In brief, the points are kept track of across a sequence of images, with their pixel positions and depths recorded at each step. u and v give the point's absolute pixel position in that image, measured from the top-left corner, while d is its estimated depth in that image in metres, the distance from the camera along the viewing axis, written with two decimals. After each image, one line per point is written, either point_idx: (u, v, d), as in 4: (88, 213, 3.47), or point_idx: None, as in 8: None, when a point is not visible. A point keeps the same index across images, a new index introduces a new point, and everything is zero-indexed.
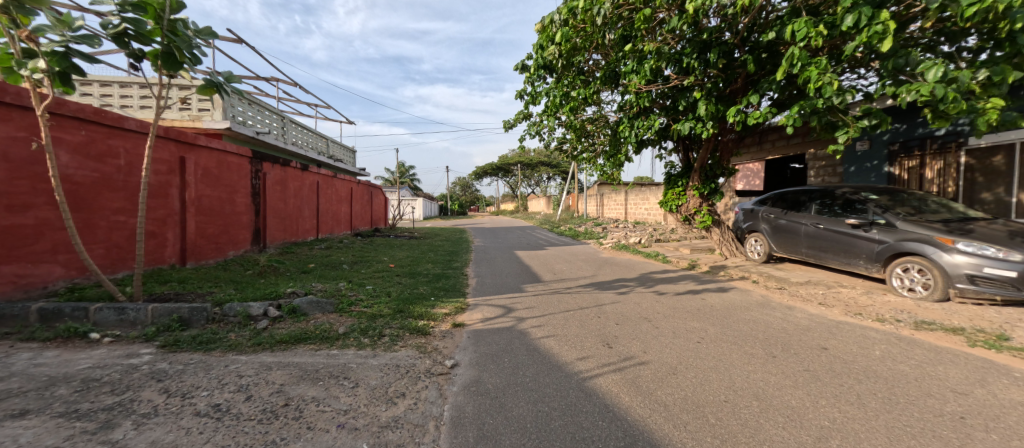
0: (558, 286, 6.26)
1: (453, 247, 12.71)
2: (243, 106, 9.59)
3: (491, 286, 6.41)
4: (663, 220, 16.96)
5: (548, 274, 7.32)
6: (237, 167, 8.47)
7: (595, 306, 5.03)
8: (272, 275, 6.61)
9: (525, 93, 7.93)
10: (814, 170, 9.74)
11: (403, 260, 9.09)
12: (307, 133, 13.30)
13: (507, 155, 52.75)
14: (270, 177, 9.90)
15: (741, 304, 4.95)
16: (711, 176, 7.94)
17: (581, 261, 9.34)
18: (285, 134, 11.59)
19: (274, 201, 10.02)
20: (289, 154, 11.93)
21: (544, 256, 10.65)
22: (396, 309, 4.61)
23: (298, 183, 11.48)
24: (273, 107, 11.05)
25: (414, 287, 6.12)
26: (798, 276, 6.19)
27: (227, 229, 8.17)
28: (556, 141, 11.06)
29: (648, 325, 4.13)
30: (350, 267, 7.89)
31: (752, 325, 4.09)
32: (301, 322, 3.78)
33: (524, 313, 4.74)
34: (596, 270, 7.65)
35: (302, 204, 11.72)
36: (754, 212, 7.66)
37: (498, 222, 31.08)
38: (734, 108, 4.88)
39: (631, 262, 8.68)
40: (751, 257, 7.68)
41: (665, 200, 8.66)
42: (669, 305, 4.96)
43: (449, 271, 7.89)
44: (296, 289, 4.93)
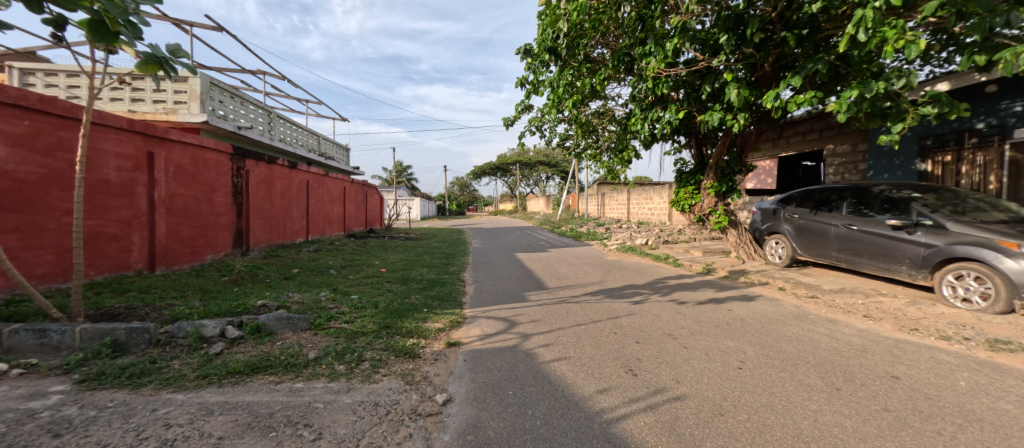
0: (565, 295, 5.66)
1: (450, 249, 12.10)
2: (225, 99, 8.97)
3: (490, 294, 5.80)
4: (668, 220, 16.38)
5: (553, 280, 6.72)
6: (216, 164, 7.86)
7: (608, 320, 4.42)
8: (248, 282, 6.00)
9: (526, 82, 7.38)
10: (834, 167, 9.16)
11: (396, 264, 8.48)
12: (297, 130, 12.68)
13: (505, 154, 52.14)
14: (255, 175, 9.28)
15: (775, 317, 4.35)
16: (728, 173, 7.33)
17: (586, 264, 8.73)
18: (273, 130, 10.96)
19: (258, 200, 9.39)
20: (277, 151, 11.31)
21: (546, 259, 10.02)
22: (381, 325, 4.00)
23: (287, 183, 10.86)
24: (259, 101, 10.42)
25: (406, 296, 5.50)
26: (830, 283, 5.59)
27: (204, 231, 7.54)
28: (559, 138, 10.49)
29: (675, 344, 3.53)
30: (337, 272, 7.28)
31: (796, 344, 3.49)
32: (264, 345, 3.17)
33: (529, 328, 4.14)
34: (603, 275, 7.05)
35: (291, 204, 11.09)
36: (775, 212, 7.08)
37: (497, 222, 30.46)
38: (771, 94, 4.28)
39: (641, 266, 8.08)
40: (771, 260, 7.10)
41: (676, 199, 8.08)
42: (692, 318, 4.37)
43: (445, 276, 7.28)
44: (268, 301, 4.30)
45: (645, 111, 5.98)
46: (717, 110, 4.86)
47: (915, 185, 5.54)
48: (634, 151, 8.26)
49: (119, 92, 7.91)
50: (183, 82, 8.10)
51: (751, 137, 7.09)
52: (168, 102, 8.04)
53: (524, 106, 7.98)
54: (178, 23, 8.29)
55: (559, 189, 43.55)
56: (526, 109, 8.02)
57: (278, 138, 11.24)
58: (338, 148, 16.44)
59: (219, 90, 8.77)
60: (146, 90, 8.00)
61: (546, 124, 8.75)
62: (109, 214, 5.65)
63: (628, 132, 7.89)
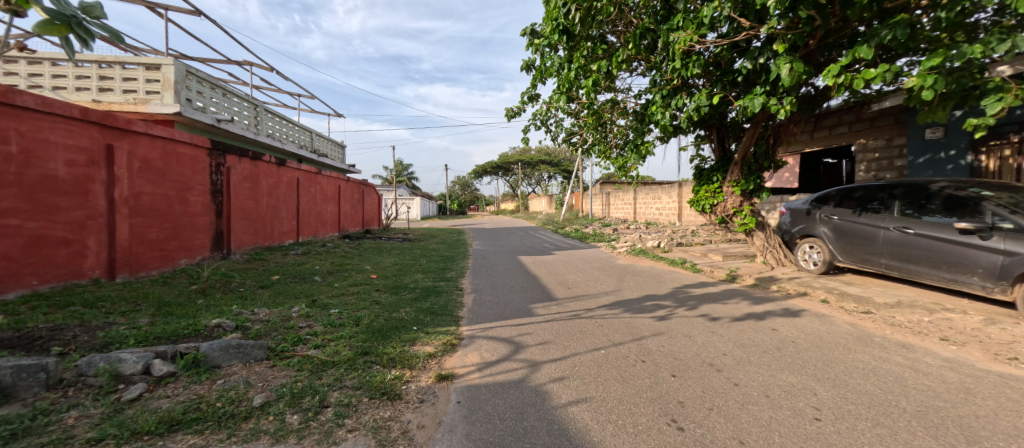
0: (576, 308, 4.94)
1: (450, 251, 11.39)
2: (205, 91, 8.30)
3: (490, 307, 5.09)
4: (678, 220, 15.63)
5: (561, 289, 6.01)
6: (190, 160, 7.18)
7: (631, 342, 3.70)
8: (218, 292, 5.31)
9: (531, 67, 6.78)
10: (866, 163, 8.42)
11: (388, 269, 7.77)
12: (288, 125, 12.00)
13: (507, 154, 51.44)
14: (237, 172, 8.58)
15: (831, 339, 3.64)
16: (755, 170, 6.60)
17: (596, 269, 8.01)
18: (260, 125, 10.29)
19: (240, 199, 8.69)
20: (265, 147, 10.63)
21: (552, 263, 9.30)
22: (359, 350, 3.30)
23: (275, 181, 10.18)
24: (245, 93, 9.75)
25: (394, 310, 4.79)
26: (883, 295, 4.85)
27: (176, 233, 6.85)
28: (565, 133, 9.82)
29: (722, 380, 2.82)
30: (322, 279, 6.58)
31: (876, 380, 2.78)
32: (199, 385, 2.46)
33: (537, 354, 3.43)
34: (618, 283, 6.34)
35: (279, 204, 10.41)
36: (809, 213, 6.35)
37: (498, 222, 29.74)
38: (834, 65, 3.47)
39: (656, 272, 7.36)
40: (805, 267, 6.36)
41: (696, 198, 7.35)
42: (732, 340, 3.65)
43: (441, 284, 6.58)
44: (224, 320, 3.60)
45: (667, 98, 5.30)
46: (758, 92, 4.17)
47: (982, 181, 4.81)
48: (648, 147, 7.51)
49: (86, 81, 7.24)
50: (157, 71, 7.43)
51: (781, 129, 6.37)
52: (139, 92, 7.35)
53: (529, 95, 7.30)
54: (152, 7, 7.60)
55: (562, 188, 42.82)
56: (531, 99, 7.33)
57: (266, 134, 10.55)
58: (333, 145, 15.76)
59: (198, 80, 8.10)
60: (115, 79, 7.33)
61: (555, 114, 8.18)
62: (58, 214, 4.97)
63: (643, 125, 7.17)
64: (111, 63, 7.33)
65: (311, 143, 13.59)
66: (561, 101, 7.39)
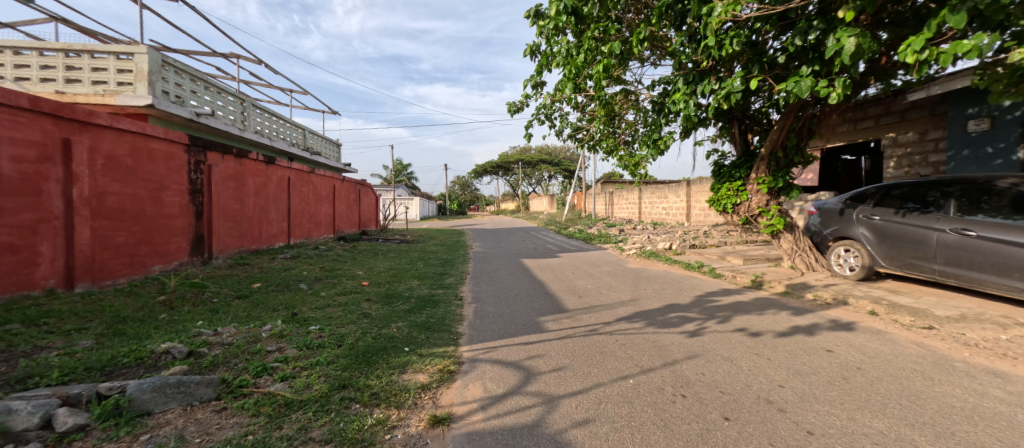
0: (592, 322, 4.35)
1: (449, 254, 10.78)
2: (184, 82, 7.72)
3: (494, 320, 4.49)
4: (686, 221, 15.01)
5: (572, 297, 5.42)
6: (164, 157, 6.59)
7: (664, 368, 3.10)
8: (189, 304, 4.73)
9: (536, 53, 6.22)
10: (895, 159, 7.84)
11: (382, 274, 7.19)
12: (278, 122, 11.41)
13: (507, 153, 50.84)
14: (219, 171, 7.98)
15: (904, 364, 3.04)
16: (784, 166, 6.01)
17: (607, 274, 7.41)
18: (247, 121, 9.71)
19: (222, 200, 8.08)
20: (253, 145, 10.03)
21: (558, 267, 8.70)
22: (336, 382, 2.71)
23: (263, 180, 9.62)
24: (230, 87, 9.15)
25: (384, 326, 4.19)
26: (941, 307, 4.26)
27: (148, 237, 6.25)
28: (571, 128, 9.28)
29: (792, 427, 2.21)
30: (308, 287, 6.00)
31: (987, 427, 2.19)
32: (114, 445, 1.86)
33: (552, 385, 2.82)
34: (634, 290, 5.74)
35: (268, 204, 9.83)
36: (845, 214, 5.75)
37: (498, 222, 29.03)
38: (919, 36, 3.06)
39: (674, 277, 6.75)
40: (840, 273, 5.76)
41: (716, 197, 6.75)
42: (785, 365, 3.05)
43: (440, 292, 5.98)
44: (175, 343, 3.00)
45: (691, 85, 4.74)
46: (804, 74, 3.62)
47: None
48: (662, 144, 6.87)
49: (51, 71, 6.64)
50: (129, 60, 6.83)
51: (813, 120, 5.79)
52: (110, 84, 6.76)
53: (534, 84, 6.71)
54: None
55: (563, 188, 42.19)
56: (536, 87, 6.75)
57: (254, 130, 9.96)
58: (326, 143, 15.15)
59: (175, 71, 7.52)
60: (84, 69, 6.72)
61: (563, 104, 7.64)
62: (3, 218, 4.39)
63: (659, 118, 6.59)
64: (79, 52, 6.72)
65: (303, 141, 12.99)
66: (569, 92, 6.81)
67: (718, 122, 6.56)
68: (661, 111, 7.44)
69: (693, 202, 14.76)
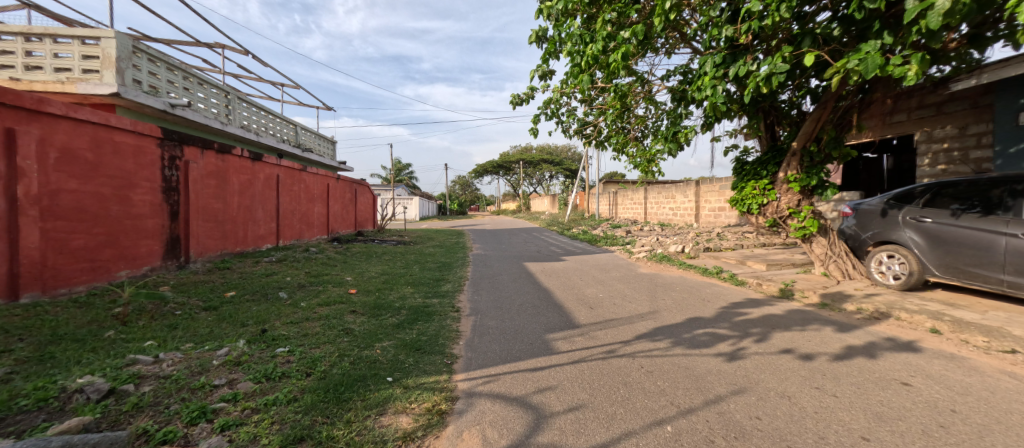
0: (608, 340, 3.72)
1: (447, 257, 10.17)
2: (159, 72, 7.15)
3: (495, 339, 3.87)
4: (695, 222, 14.37)
5: (582, 310, 4.80)
6: (133, 151, 5.99)
7: (708, 408, 2.48)
8: (144, 319, 4.11)
9: (542, 37, 5.62)
10: (930, 155, 7.22)
11: (373, 280, 6.60)
12: (266, 117, 10.80)
13: (508, 153, 50.21)
14: (198, 167, 7.37)
15: (1009, 406, 2.42)
16: (817, 162, 5.40)
17: (618, 280, 6.79)
18: (232, 115, 9.13)
19: (202, 199, 7.48)
20: (239, 140, 9.43)
21: (563, 271, 8.07)
22: (293, 433, 2.10)
23: (249, 178, 9.03)
24: (212, 79, 8.55)
25: (365, 346, 3.56)
26: (1018, 325, 3.64)
27: (113, 239, 5.66)
28: (579, 123, 8.72)
29: None
30: (289, 296, 5.40)
31: None
32: None
33: (569, 435, 2.21)
34: (651, 301, 5.11)
35: (254, 203, 9.26)
36: (889, 216, 5.13)
37: (499, 223, 28.37)
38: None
39: (693, 285, 6.12)
40: (883, 282, 5.13)
41: (739, 197, 6.13)
42: (859, 407, 2.44)
43: (434, 302, 5.37)
44: (97, 377, 2.39)
45: (723, 67, 4.32)
46: (872, 49, 3.17)
47: None
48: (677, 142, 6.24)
49: (10, 57, 6.04)
50: (96, 44, 6.24)
51: (851, 110, 5.19)
52: (75, 72, 6.14)
53: (542, 74, 6.11)
54: None
55: (564, 188, 41.55)
56: (543, 78, 6.15)
57: (240, 126, 9.39)
58: (320, 141, 14.58)
59: (148, 59, 6.95)
60: (46, 55, 6.11)
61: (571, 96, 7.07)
62: None
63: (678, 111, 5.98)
64: (41, 36, 6.11)
65: (295, 137, 12.42)
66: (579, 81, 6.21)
67: (742, 117, 5.86)
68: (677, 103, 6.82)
69: (703, 202, 14.11)
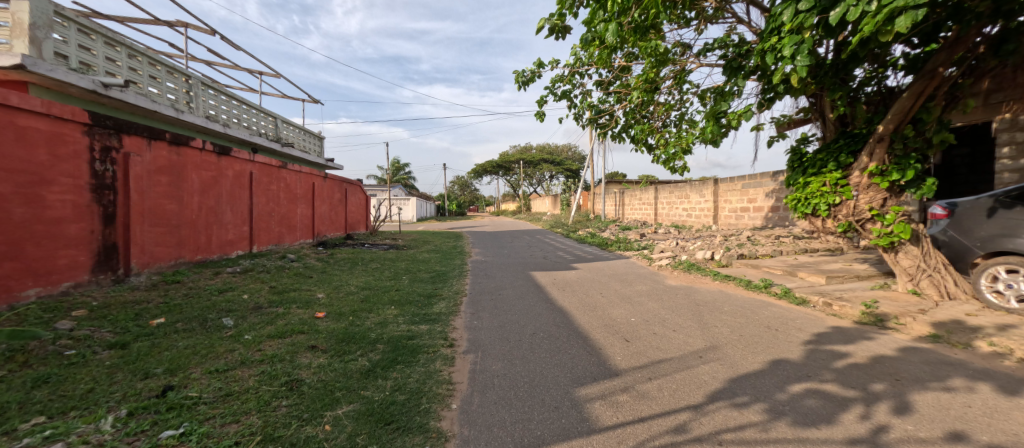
0: (671, 407, 2.55)
1: (443, 264, 8.98)
2: (95, 46, 5.96)
3: (504, 398, 2.69)
4: (714, 223, 13.19)
5: (617, 345, 3.64)
6: (44, 139, 4.79)
7: None
8: (9, 366, 2.93)
9: None
10: (1016, 146, 6.06)
11: (349, 298, 5.39)
12: (239, 107, 9.60)
13: (507, 153, 49.06)
14: (144, 162, 6.17)
15: None
16: (910, 149, 4.23)
17: (648, 297, 5.61)
18: (194, 102, 7.94)
19: (150, 198, 6.29)
20: (204, 132, 8.22)
21: (578, 283, 6.88)
22: None
23: (214, 175, 7.86)
24: (168, 60, 7.36)
25: (309, 418, 2.38)
26: None
27: (15, 248, 4.47)
28: (593, 108, 7.64)
29: None
30: (236, 323, 4.22)
31: None
32: None
33: None
34: (703, 331, 3.94)
35: (221, 204, 8.07)
36: (1007, 220, 3.96)
37: (499, 225, 27.17)
38: None
39: (744, 306, 4.94)
40: (1002, 305, 3.95)
41: (800, 196, 4.95)
42: None
43: (421, 331, 4.16)
44: None
45: (815, 13, 3.17)
46: None
47: None
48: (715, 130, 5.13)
49: None
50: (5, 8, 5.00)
51: (959, 83, 4.02)
52: None
53: (554, 28, 4.96)
54: None
55: (566, 187, 40.07)
56: (556, 32, 4.98)
57: (205, 115, 8.20)
58: (305, 136, 13.41)
59: (79, 30, 5.75)
60: None
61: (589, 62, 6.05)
62: None
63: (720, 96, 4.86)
64: None
65: (274, 131, 11.22)
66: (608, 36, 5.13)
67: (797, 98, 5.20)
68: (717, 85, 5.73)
69: (722, 202, 12.91)
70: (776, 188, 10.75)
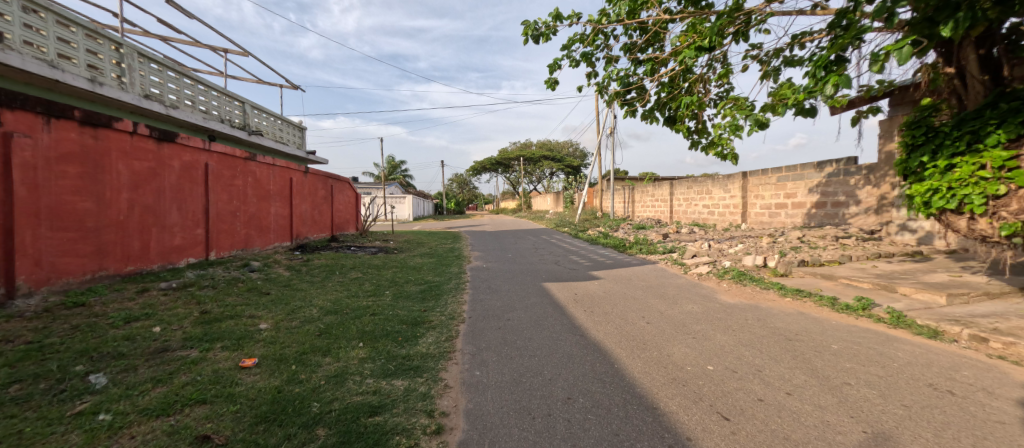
0: None
1: (438, 273, 7.50)
2: None
3: None
4: (743, 222, 11.74)
5: (717, 433, 2.18)
6: None
7: None
8: None
9: None
10: None
11: (303, 330, 3.92)
12: (194, 87, 8.09)
13: (507, 150, 47.66)
14: (32, 147, 4.70)
15: None
16: None
17: (709, 322, 4.15)
18: (127, 77, 6.44)
19: (45, 195, 4.82)
20: (141, 115, 6.73)
21: (605, 298, 5.42)
22: None
23: (153, 166, 6.38)
24: (85, 21, 5.84)
25: None
26: None
27: None
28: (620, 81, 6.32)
29: None
30: (110, 382, 2.75)
31: None
32: None
33: None
34: (839, 401, 2.46)
35: (164, 201, 6.60)
36: None
37: (501, 224, 25.72)
38: None
39: (856, 342, 3.49)
40: None
41: (930, 183, 3.60)
42: None
43: (393, 394, 2.69)
44: None
45: None
46: None
47: None
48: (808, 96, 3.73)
49: None
50: None
51: None
52: None
53: None
54: None
55: (569, 184, 38.64)
56: None
57: (144, 93, 6.72)
58: (283, 126, 11.89)
59: None
60: None
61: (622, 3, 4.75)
62: None
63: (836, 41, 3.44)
64: None
65: (243, 118, 9.71)
66: None
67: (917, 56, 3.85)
68: (806, 41, 4.37)
69: (753, 198, 11.44)
70: (822, 180, 9.27)
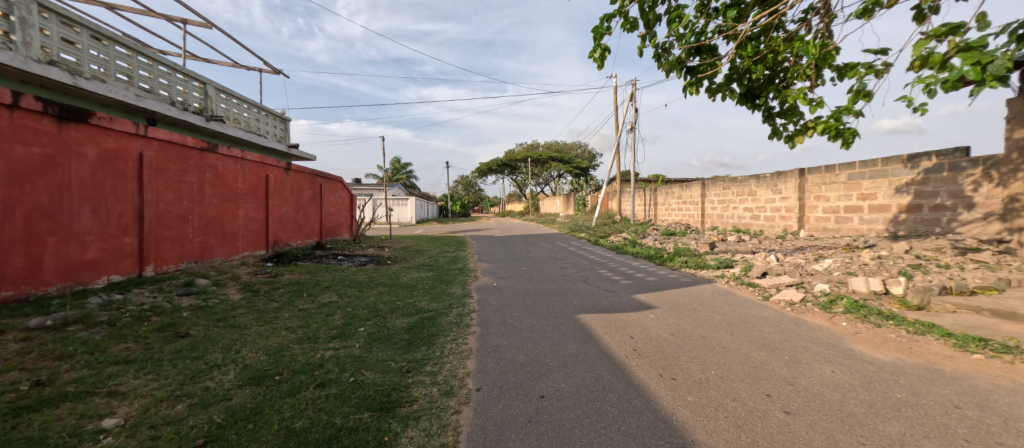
0: None
1: (434, 297, 5.73)
2: None
3: None
4: (801, 228, 9.87)
5: None
6: None
7: None
8: None
9: None
10: None
11: (181, 429, 2.19)
12: (134, 59, 6.47)
13: (514, 151, 45.97)
14: None
15: None
16: None
17: (901, 414, 2.36)
18: (21, 33, 4.83)
19: None
20: (45, 86, 5.12)
21: (679, 344, 3.65)
22: None
23: (50, 153, 4.75)
24: None
25: None
26: None
27: None
28: (688, 39, 4.59)
29: None
30: None
31: None
32: None
33: None
34: None
35: (71, 201, 4.96)
36: None
37: (508, 228, 23.98)
38: None
39: None
40: None
41: None
42: None
43: None
44: None
45: None
46: None
47: None
48: None
49: None
50: None
51: None
52: None
53: None
54: None
55: (578, 186, 36.81)
56: None
57: (50, 59, 5.12)
58: (260, 116, 10.26)
59: None
60: None
61: None
62: None
63: None
64: None
65: (203, 102, 8.09)
66: None
67: None
68: None
69: (814, 199, 9.60)
70: (916, 178, 7.43)
